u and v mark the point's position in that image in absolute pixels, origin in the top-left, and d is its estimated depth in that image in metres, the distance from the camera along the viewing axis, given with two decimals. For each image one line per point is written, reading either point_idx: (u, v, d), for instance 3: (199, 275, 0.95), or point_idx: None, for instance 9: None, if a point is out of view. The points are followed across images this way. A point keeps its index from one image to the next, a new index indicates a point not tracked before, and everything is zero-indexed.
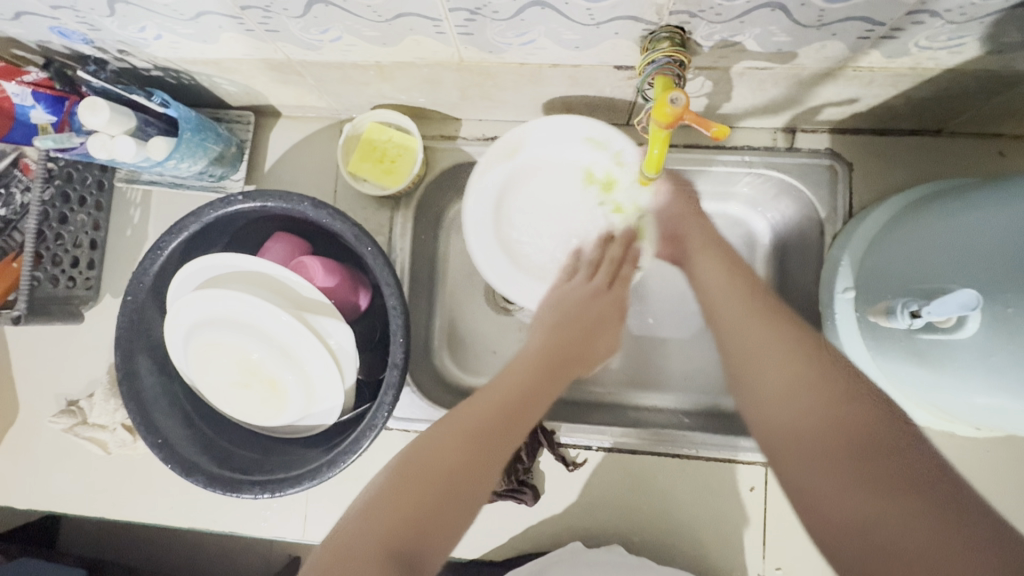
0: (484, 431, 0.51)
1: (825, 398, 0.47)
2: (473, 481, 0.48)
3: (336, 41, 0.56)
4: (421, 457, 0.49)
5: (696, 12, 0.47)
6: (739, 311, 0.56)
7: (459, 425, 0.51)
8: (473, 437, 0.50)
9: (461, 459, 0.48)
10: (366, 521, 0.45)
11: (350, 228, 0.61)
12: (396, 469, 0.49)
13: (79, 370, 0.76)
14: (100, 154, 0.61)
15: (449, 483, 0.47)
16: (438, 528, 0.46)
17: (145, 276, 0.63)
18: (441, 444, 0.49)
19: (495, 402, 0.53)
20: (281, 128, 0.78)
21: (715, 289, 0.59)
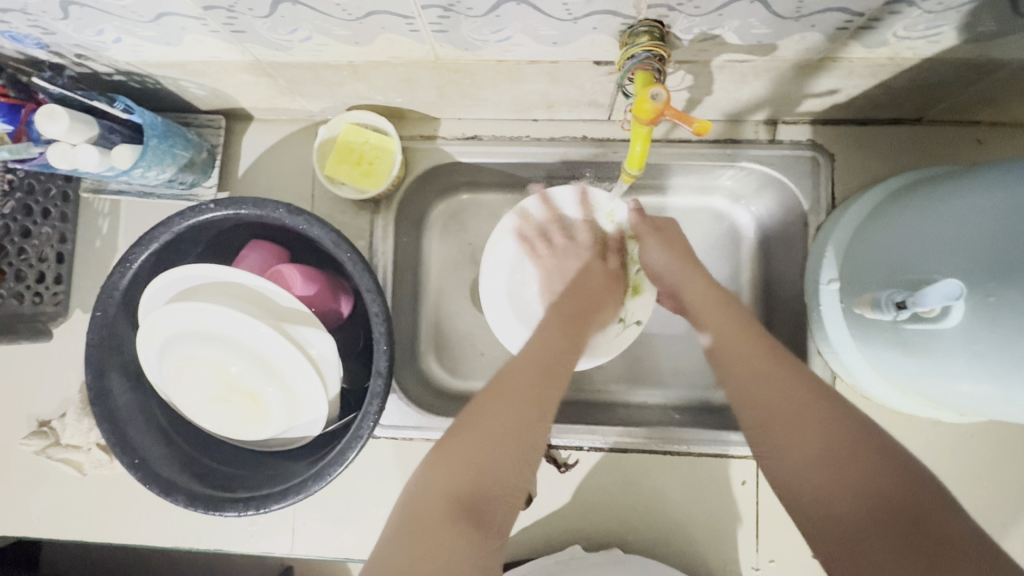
0: (538, 415, 0.53)
1: (842, 455, 0.45)
2: (529, 452, 0.52)
3: (305, 40, 0.54)
4: (470, 422, 0.52)
5: (674, 5, 0.46)
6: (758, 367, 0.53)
7: (501, 395, 0.54)
8: (524, 414, 0.52)
9: (517, 436, 0.51)
10: (434, 485, 0.48)
11: (328, 233, 0.59)
12: (446, 440, 0.51)
13: (50, 389, 0.73)
14: (62, 165, 0.59)
15: (512, 449, 0.50)
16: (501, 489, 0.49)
17: (115, 290, 0.60)
18: (490, 418, 0.52)
19: (533, 376, 0.56)
20: (255, 131, 0.75)
21: (717, 334, 0.58)
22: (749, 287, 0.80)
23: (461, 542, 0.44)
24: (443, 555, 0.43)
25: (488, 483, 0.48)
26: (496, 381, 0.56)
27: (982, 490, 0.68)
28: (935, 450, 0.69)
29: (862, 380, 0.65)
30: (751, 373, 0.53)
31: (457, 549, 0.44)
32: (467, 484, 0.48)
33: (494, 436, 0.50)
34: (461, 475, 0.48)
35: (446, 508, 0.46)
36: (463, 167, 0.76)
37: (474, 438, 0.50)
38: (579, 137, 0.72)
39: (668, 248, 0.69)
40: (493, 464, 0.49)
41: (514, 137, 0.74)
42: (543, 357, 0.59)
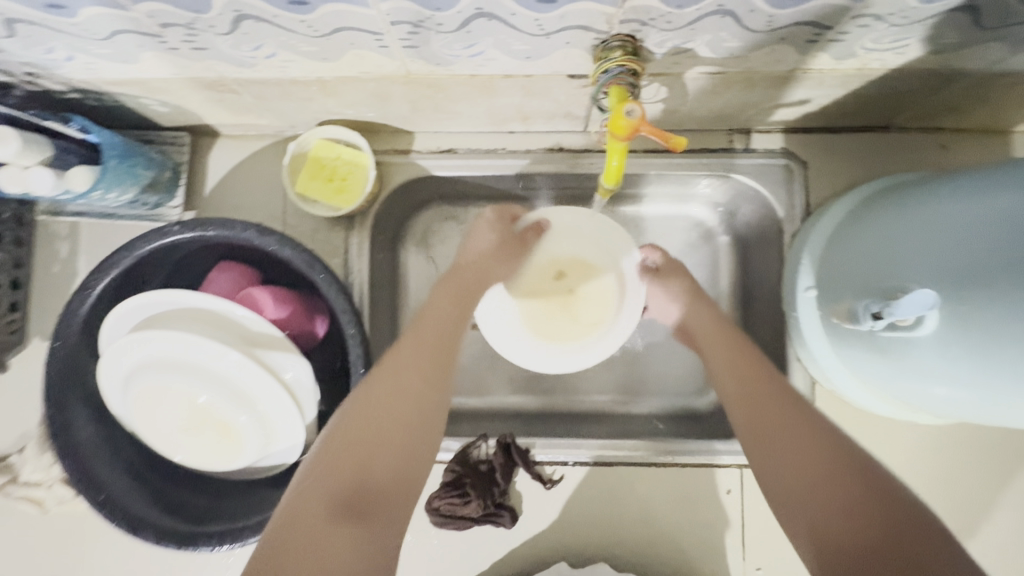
0: (421, 380, 0.54)
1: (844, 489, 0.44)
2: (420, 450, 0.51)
3: (271, 57, 0.53)
4: (343, 441, 0.49)
5: (646, 20, 0.46)
6: (765, 409, 0.52)
7: (379, 396, 0.51)
8: (405, 408, 0.51)
9: (393, 449, 0.49)
10: (309, 485, 0.47)
11: (299, 254, 0.58)
12: (324, 442, 0.49)
13: (6, 423, 0.70)
14: (13, 188, 0.56)
15: (394, 462, 0.49)
16: (389, 495, 0.48)
17: (74, 318, 0.57)
18: (365, 418, 0.50)
19: (416, 360, 0.55)
20: (222, 148, 0.73)
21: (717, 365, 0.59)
22: (729, 295, 0.80)
23: (347, 544, 0.44)
24: (320, 564, 0.42)
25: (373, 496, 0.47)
26: (389, 360, 0.55)
27: (957, 488, 0.69)
28: (913, 451, 0.70)
29: (841, 386, 0.66)
30: (761, 409, 0.52)
31: (345, 554, 0.43)
32: (344, 486, 0.46)
33: (369, 450, 0.48)
34: (335, 480, 0.47)
35: (326, 516, 0.45)
36: (439, 181, 0.75)
37: (352, 438, 0.49)
38: (555, 148, 0.72)
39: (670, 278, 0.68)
40: (366, 475, 0.47)
41: (490, 150, 0.72)
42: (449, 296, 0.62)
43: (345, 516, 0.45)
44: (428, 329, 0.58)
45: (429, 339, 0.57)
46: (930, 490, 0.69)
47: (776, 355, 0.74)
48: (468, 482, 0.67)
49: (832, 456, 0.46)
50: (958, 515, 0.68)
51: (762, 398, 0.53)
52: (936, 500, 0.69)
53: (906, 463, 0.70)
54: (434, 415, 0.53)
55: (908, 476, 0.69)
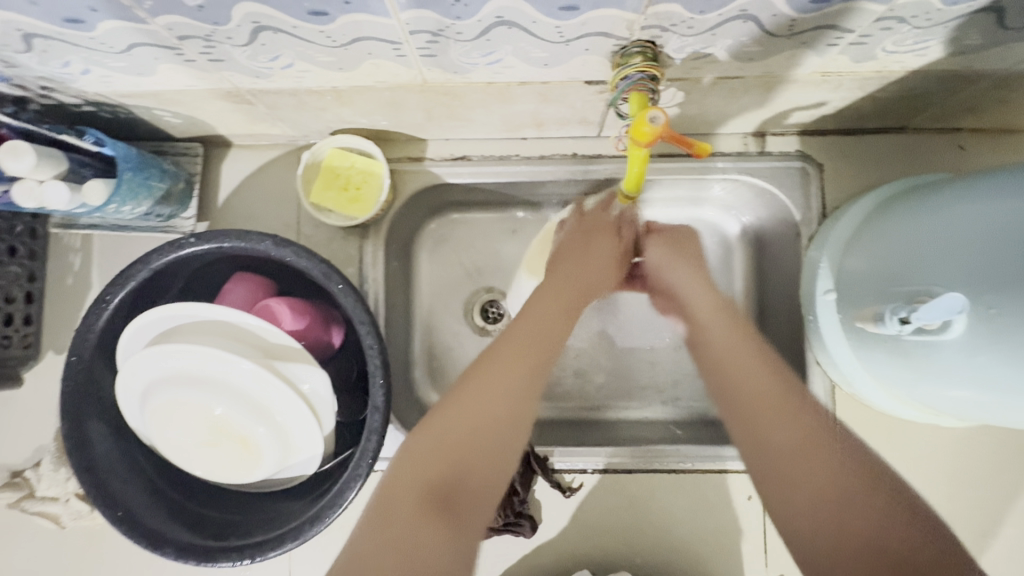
0: (529, 363, 0.51)
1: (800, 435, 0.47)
2: (523, 418, 0.49)
3: (287, 68, 0.52)
4: (464, 401, 0.48)
5: (667, 26, 0.46)
6: (773, 399, 0.50)
7: (512, 351, 0.51)
8: (525, 375, 0.50)
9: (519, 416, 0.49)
10: (402, 476, 0.45)
11: (317, 265, 0.57)
12: (420, 429, 0.48)
13: (22, 437, 0.69)
14: (29, 204, 0.56)
15: (503, 435, 0.48)
16: (486, 470, 0.47)
17: (90, 332, 0.57)
18: (456, 409, 0.48)
19: (515, 361, 0.51)
20: (234, 158, 0.72)
21: (719, 344, 0.55)
22: (744, 298, 0.79)
23: (435, 536, 0.43)
24: (410, 552, 0.42)
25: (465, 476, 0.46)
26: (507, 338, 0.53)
27: (980, 491, 0.68)
28: (935, 454, 0.69)
29: (862, 390, 0.65)
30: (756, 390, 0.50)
31: (434, 542, 0.42)
32: (441, 474, 0.45)
33: (503, 401, 0.49)
34: (446, 433, 0.47)
35: (433, 473, 0.45)
36: (452, 187, 0.74)
37: (466, 404, 0.48)
38: (569, 154, 0.72)
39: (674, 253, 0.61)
40: (467, 467, 0.46)
41: (503, 156, 0.72)
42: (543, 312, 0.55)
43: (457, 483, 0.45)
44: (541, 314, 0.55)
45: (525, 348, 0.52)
46: (952, 494, 0.68)
47: (794, 359, 0.73)
48: None
49: (832, 449, 0.46)
50: (980, 520, 0.68)
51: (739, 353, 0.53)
52: (957, 504, 0.68)
53: (927, 467, 0.69)
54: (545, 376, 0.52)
55: (929, 479, 0.69)
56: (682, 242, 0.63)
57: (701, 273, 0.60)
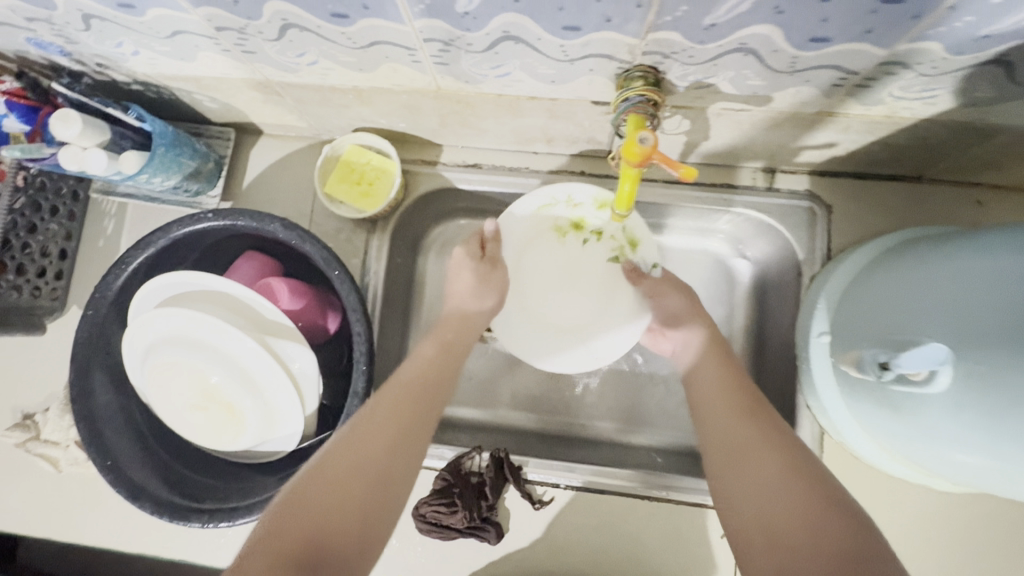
0: (418, 406, 0.53)
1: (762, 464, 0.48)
2: (406, 452, 0.49)
3: (312, 64, 0.56)
4: (358, 435, 0.48)
5: (668, 53, 0.47)
6: (729, 421, 0.53)
7: (336, 469, 0.46)
8: (396, 422, 0.50)
9: (388, 461, 0.48)
10: (270, 537, 0.42)
11: (318, 250, 0.60)
12: (286, 499, 0.45)
13: (37, 383, 0.74)
14: (71, 166, 0.61)
15: (369, 472, 0.46)
16: (349, 541, 0.43)
17: (108, 290, 0.62)
18: (332, 466, 0.46)
19: (386, 425, 0.50)
20: (263, 146, 0.77)
21: (699, 385, 0.59)
22: (742, 332, 0.78)
23: None
24: None
25: (334, 536, 0.43)
26: (368, 404, 0.51)
27: (971, 562, 0.64)
28: (926, 516, 0.66)
29: (851, 440, 0.63)
30: (715, 418, 0.55)
31: None
32: (306, 534, 0.42)
33: (324, 538, 0.42)
34: (301, 525, 0.43)
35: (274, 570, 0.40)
36: (462, 193, 0.77)
37: (291, 530, 0.42)
38: (577, 172, 0.73)
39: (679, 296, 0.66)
40: (335, 523, 0.43)
41: (513, 168, 0.74)
42: (424, 372, 0.56)
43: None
44: (403, 390, 0.53)
45: (412, 401, 0.52)
46: (940, 560, 0.65)
47: (785, 399, 0.71)
48: (457, 492, 0.66)
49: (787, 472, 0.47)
50: None
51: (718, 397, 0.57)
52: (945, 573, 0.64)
53: (916, 528, 0.66)
54: (419, 438, 0.51)
55: (916, 541, 0.65)
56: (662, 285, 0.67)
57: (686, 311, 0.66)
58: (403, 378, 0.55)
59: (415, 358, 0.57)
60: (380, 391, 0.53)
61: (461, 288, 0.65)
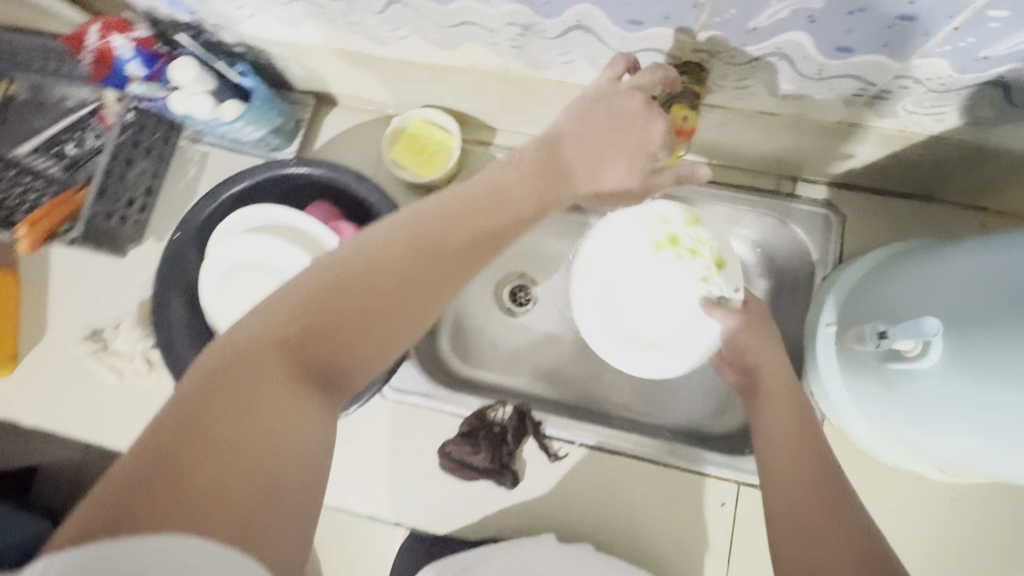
0: (473, 227, 0.47)
1: (830, 540, 0.45)
2: (442, 277, 0.44)
3: (403, 39, 0.65)
4: (397, 245, 0.44)
5: (713, 53, 0.55)
6: (803, 483, 0.50)
7: (362, 273, 0.42)
8: (442, 242, 0.45)
9: (422, 282, 0.44)
10: (279, 326, 0.39)
11: (384, 200, 0.69)
12: (304, 292, 0.40)
13: (109, 303, 0.82)
14: (179, 108, 0.70)
15: (398, 288, 0.42)
16: (362, 356, 0.41)
17: (198, 217, 0.71)
18: (360, 270, 0.42)
19: (434, 245, 0.45)
20: (336, 115, 0.86)
21: (771, 433, 0.55)
22: None
23: (295, 408, 0.37)
24: (254, 415, 0.36)
25: (346, 347, 0.41)
26: (417, 215, 0.46)
27: (955, 553, 0.69)
28: (915, 506, 0.70)
29: (850, 425, 0.68)
30: (786, 473, 0.51)
31: (296, 413, 0.37)
32: (317, 336, 0.40)
33: (336, 346, 0.40)
34: (315, 329, 0.40)
35: (281, 372, 0.38)
36: None
37: (306, 338, 0.39)
38: None
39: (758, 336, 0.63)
40: (350, 342, 0.41)
41: None
42: (490, 188, 0.50)
43: (249, 467, 0.34)
44: (460, 206, 0.47)
45: (466, 221, 0.47)
46: (925, 548, 0.69)
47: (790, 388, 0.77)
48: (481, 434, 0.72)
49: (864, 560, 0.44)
50: None
51: (792, 453, 0.52)
52: (928, 560, 0.69)
53: (904, 516, 0.70)
54: (464, 265, 0.46)
55: (903, 528, 0.70)
56: (755, 327, 0.64)
57: (778, 358, 0.61)
58: (462, 198, 0.48)
59: (486, 175, 0.51)
60: (433, 201, 0.48)
61: (615, 170, 0.55)
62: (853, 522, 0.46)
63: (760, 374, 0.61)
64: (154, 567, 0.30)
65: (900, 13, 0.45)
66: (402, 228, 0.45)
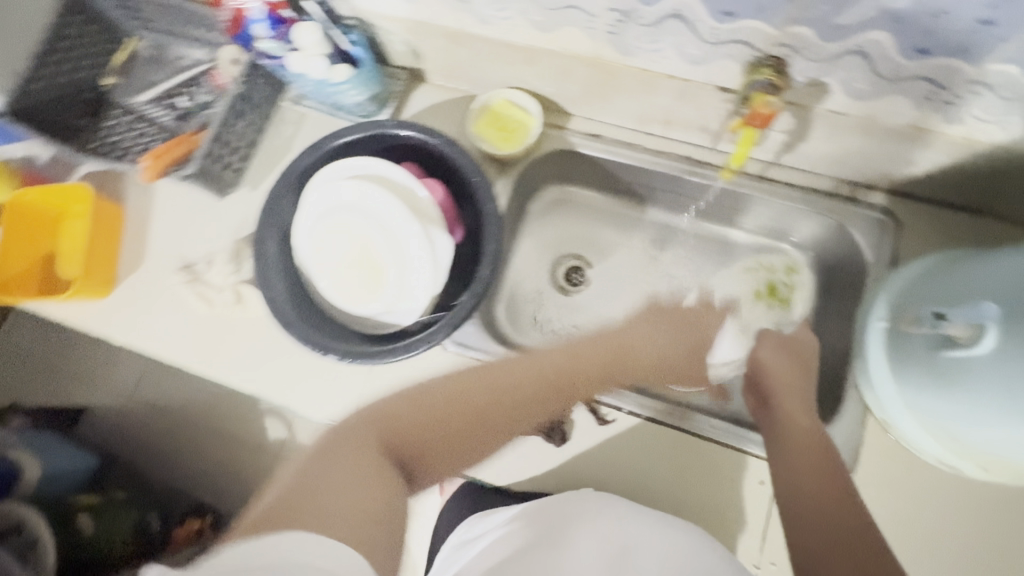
0: (506, 428, 0.65)
1: (805, 466, 0.57)
2: (489, 436, 0.64)
3: (507, 19, 0.72)
4: (478, 398, 0.63)
5: (796, 48, 0.61)
6: (798, 431, 0.61)
7: (451, 402, 0.62)
8: (504, 409, 0.64)
9: (477, 431, 0.62)
10: (395, 419, 0.59)
11: (469, 164, 0.75)
12: (404, 405, 0.60)
13: (204, 241, 0.90)
14: (296, 68, 0.78)
15: (460, 429, 0.61)
16: (438, 451, 0.60)
17: (300, 167, 0.79)
18: (445, 399, 0.62)
19: (498, 406, 0.64)
20: (425, 91, 0.93)
21: (783, 401, 0.67)
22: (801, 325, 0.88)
23: (384, 472, 0.54)
24: (353, 472, 0.52)
25: (422, 442, 0.59)
26: (493, 369, 0.66)
27: (991, 556, 0.70)
28: (953, 506, 0.72)
29: (894, 419, 0.69)
30: (786, 425, 0.63)
31: (391, 478, 0.54)
32: (412, 435, 0.59)
33: (419, 449, 0.59)
34: (407, 429, 0.59)
35: (381, 452, 0.56)
36: (580, 158, 0.91)
37: (401, 425, 0.59)
38: (683, 155, 0.86)
39: (785, 355, 0.72)
40: (423, 442, 0.59)
41: (629, 143, 0.88)
42: (538, 377, 0.67)
43: (364, 507, 0.50)
44: (519, 385, 0.66)
45: (529, 385, 0.66)
46: (961, 547, 0.70)
47: (835, 382, 0.80)
48: None
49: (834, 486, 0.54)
50: None
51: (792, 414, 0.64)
52: (963, 558, 0.70)
53: (941, 515, 0.72)
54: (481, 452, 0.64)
55: (940, 525, 0.72)
56: (792, 350, 0.73)
57: (798, 363, 0.72)
58: (530, 373, 0.67)
59: (562, 353, 0.71)
60: (510, 363, 0.67)
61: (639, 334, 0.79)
62: (829, 458, 0.57)
63: (765, 359, 0.73)
64: (279, 555, 0.44)
65: (981, 17, 0.50)
66: (484, 376, 0.65)
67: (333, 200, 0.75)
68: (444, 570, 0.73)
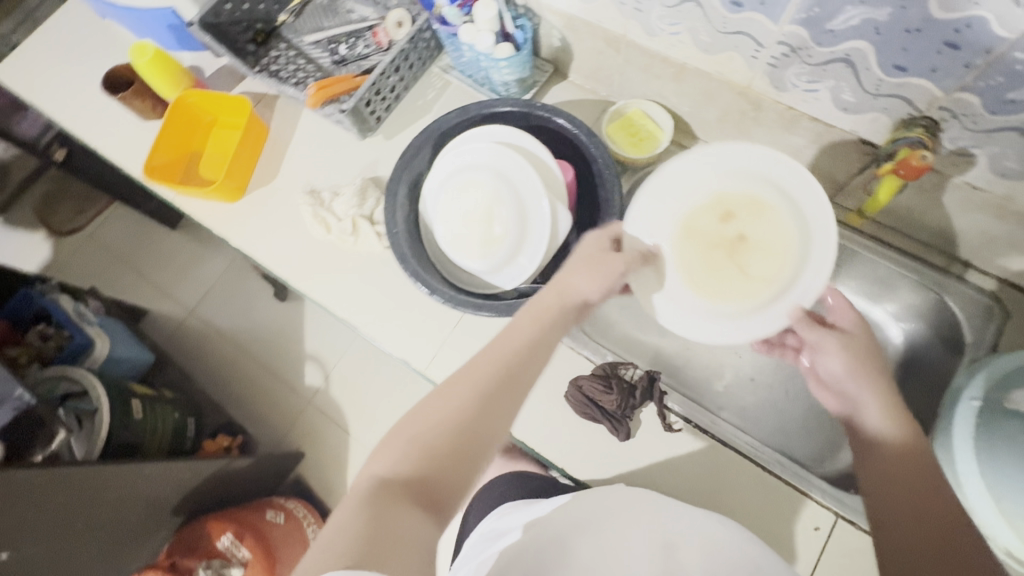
0: (493, 414, 0.55)
1: (915, 503, 0.54)
2: (473, 443, 0.53)
3: (674, 34, 0.77)
4: (454, 401, 0.55)
5: (957, 114, 0.63)
6: (898, 460, 0.58)
7: (436, 419, 0.54)
8: (478, 406, 0.55)
9: (465, 441, 0.53)
10: (394, 467, 0.51)
11: (605, 157, 0.79)
12: (399, 445, 0.53)
13: (336, 174, 0.98)
14: (467, 37, 0.85)
15: (454, 442, 0.53)
16: (449, 471, 0.52)
17: (447, 124, 0.85)
18: (431, 413, 0.55)
19: (475, 398, 0.55)
20: (564, 87, 1.00)
21: (868, 419, 0.62)
22: None
23: (403, 521, 0.47)
24: (367, 532, 0.45)
25: (433, 475, 0.51)
26: (466, 366, 0.58)
27: None
28: None
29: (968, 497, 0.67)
30: (884, 454, 0.59)
31: (410, 526, 0.47)
32: (413, 472, 0.51)
33: (428, 478, 0.51)
34: (408, 468, 0.51)
35: (390, 501, 0.48)
36: None
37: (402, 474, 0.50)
38: None
39: (860, 365, 0.64)
40: (431, 471, 0.51)
41: None
42: (504, 354, 0.59)
43: (388, 557, 0.43)
44: (485, 372, 0.57)
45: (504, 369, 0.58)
46: None
47: None
48: (615, 381, 0.79)
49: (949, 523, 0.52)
50: None
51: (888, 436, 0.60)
52: None
53: None
54: (486, 443, 0.54)
55: None
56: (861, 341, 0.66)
57: (868, 354, 0.65)
58: (504, 352, 0.59)
59: (517, 324, 0.63)
60: (478, 353, 0.60)
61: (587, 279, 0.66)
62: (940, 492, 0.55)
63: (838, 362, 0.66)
64: None
65: None
66: (458, 376, 0.57)
67: (471, 158, 0.80)
68: (477, 553, 0.75)
